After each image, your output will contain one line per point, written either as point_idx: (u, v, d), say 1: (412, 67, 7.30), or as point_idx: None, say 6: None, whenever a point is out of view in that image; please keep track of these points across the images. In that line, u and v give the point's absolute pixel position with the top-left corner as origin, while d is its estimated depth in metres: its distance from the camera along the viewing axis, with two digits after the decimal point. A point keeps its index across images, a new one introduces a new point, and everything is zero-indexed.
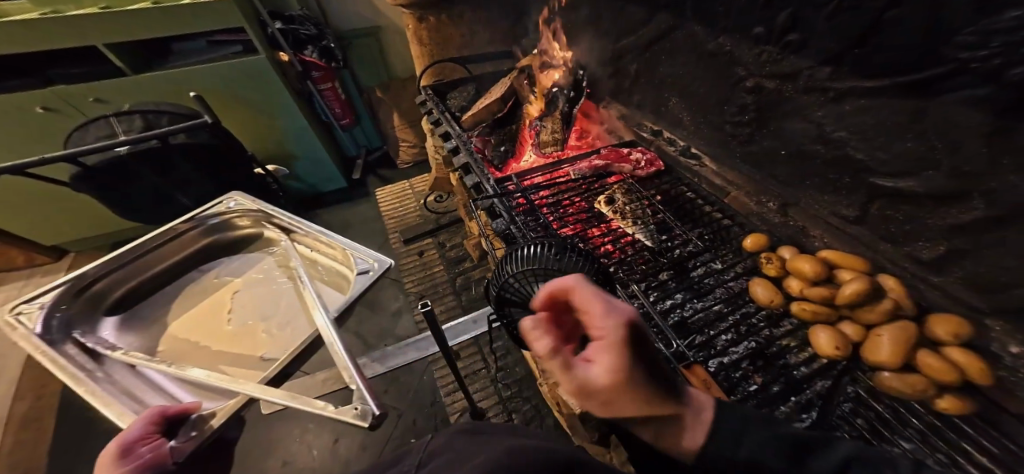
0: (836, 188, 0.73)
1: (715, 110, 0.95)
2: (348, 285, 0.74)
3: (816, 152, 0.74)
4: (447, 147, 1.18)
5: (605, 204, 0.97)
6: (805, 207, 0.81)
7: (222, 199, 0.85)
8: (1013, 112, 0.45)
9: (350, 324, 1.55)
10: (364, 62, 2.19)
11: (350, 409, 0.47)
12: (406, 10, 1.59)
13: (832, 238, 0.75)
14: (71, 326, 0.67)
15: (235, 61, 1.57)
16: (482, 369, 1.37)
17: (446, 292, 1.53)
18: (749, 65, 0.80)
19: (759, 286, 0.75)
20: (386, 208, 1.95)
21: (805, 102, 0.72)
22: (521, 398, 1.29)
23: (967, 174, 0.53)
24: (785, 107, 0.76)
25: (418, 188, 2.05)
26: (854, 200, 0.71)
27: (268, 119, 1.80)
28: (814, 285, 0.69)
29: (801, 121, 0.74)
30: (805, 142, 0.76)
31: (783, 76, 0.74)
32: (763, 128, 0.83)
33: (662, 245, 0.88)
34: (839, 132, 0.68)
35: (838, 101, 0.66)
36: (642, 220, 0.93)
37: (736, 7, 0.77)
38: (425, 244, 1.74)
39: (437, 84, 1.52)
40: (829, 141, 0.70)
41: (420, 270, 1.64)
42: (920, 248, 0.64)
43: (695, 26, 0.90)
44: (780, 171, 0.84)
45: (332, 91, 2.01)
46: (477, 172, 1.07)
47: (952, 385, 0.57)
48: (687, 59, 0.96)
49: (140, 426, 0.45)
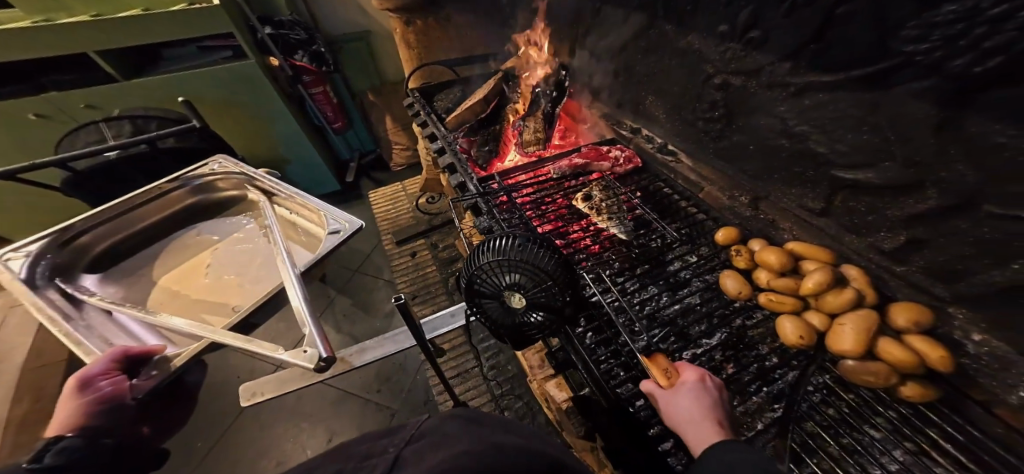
0: (802, 181, 0.75)
1: (688, 107, 0.97)
2: (317, 243, 0.96)
3: (781, 146, 0.76)
4: (432, 148, 1.19)
5: (582, 200, 0.98)
6: (776, 201, 0.82)
7: (206, 162, 1.02)
8: (958, 103, 0.48)
9: (343, 325, 1.56)
10: (355, 66, 2.21)
11: (302, 353, 0.59)
12: (393, 14, 1.62)
13: (800, 229, 0.77)
14: (57, 274, 0.81)
15: (222, 67, 1.58)
16: (473, 368, 1.38)
17: (438, 292, 1.55)
18: (716, 62, 0.83)
19: (729, 278, 0.76)
20: (378, 209, 1.97)
21: (768, 98, 0.74)
22: (513, 395, 1.30)
23: (919, 164, 0.55)
24: (752, 104, 0.78)
25: (411, 190, 2.06)
26: (819, 192, 0.73)
27: (260, 122, 1.82)
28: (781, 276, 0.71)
29: (767, 117, 0.76)
30: (771, 137, 0.78)
31: (748, 73, 0.76)
32: (732, 124, 0.86)
33: (638, 239, 0.89)
34: (801, 126, 0.70)
35: (799, 96, 0.68)
36: (617, 216, 0.93)
37: (703, 6, 0.80)
38: (417, 245, 1.76)
39: (424, 86, 1.52)
40: (793, 135, 0.72)
41: (413, 271, 1.65)
42: (882, 239, 0.66)
43: (666, 26, 0.92)
44: (750, 166, 0.86)
45: (323, 95, 2.03)
46: (461, 171, 1.08)
47: (915, 373, 0.57)
48: (660, 58, 0.99)
49: (100, 365, 0.59)
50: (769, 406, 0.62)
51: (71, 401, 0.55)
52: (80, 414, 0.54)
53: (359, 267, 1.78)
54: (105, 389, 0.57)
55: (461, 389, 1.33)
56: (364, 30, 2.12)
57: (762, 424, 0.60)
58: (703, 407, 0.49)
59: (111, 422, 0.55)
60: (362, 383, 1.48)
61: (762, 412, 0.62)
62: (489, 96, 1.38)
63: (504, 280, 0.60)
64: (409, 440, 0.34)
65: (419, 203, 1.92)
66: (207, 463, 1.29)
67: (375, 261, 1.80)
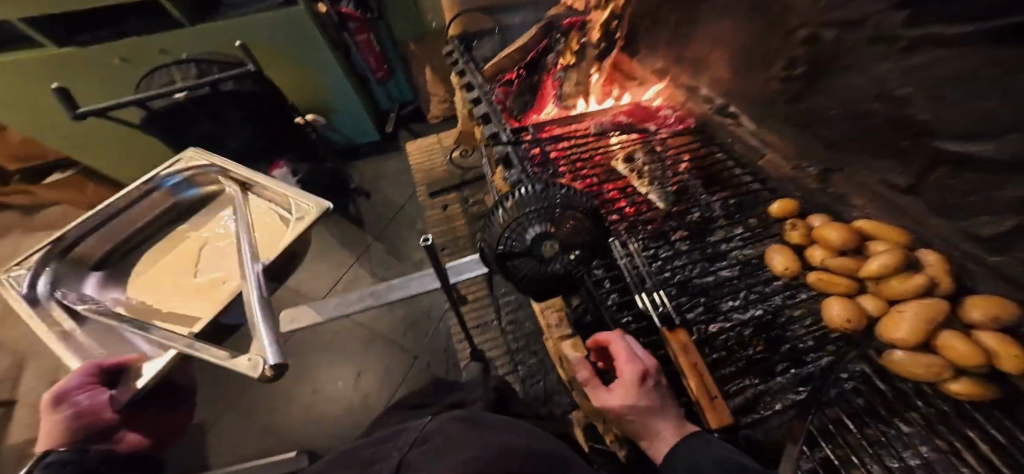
0: (895, 153, 0.65)
1: (760, 66, 0.86)
2: (281, 233, 1.06)
3: (873, 112, 0.65)
4: (467, 98, 1.15)
5: (623, 162, 0.92)
6: (851, 173, 0.75)
7: (182, 156, 1.16)
8: None
9: (377, 269, 1.66)
10: (399, 14, 2.07)
11: (246, 363, 0.65)
12: None
13: (873, 206, 0.72)
14: (59, 284, 0.95)
15: (282, 12, 1.60)
16: (493, 321, 1.42)
17: (465, 245, 1.60)
18: (804, 13, 0.70)
19: (777, 254, 0.70)
20: (413, 159, 1.99)
21: (867, 56, 0.62)
22: (528, 351, 1.34)
23: None
24: (845, 63, 0.66)
25: (446, 143, 2.06)
26: (911, 170, 0.64)
27: (313, 71, 1.86)
28: (839, 255, 0.64)
29: (859, 78, 0.65)
30: (862, 100, 0.67)
31: (844, 25, 0.63)
32: (816, 86, 0.75)
33: (674, 207, 0.84)
34: (904, 88, 0.59)
35: (908, 53, 0.56)
36: (660, 182, 0.87)
37: None
38: (448, 198, 1.78)
39: (464, 34, 1.46)
40: (893, 100, 0.61)
41: (443, 222, 1.70)
42: (984, 223, 0.56)
43: None
44: (834, 132, 0.75)
45: (366, 43, 2.03)
46: (495, 122, 1.03)
47: (974, 371, 0.50)
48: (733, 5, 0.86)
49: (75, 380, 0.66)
50: (793, 389, 0.59)
51: (49, 415, 0.61)
52: (56, 428, 0.60)
53: (393, 217, 1.84)
54: (81, 403, 0.64)
55: (480, 339, 1.39)
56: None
57: (780, 405, 0.58)
58: (654, 410, 0.51)
59: (86, 437, 0.62)
60: (389, 325, 1.56)
61: (784, 393, 0.59)
62: (530, 44, 1.31)
63: (530, 235, 0.56)
64: (412, 444, 0.33)
65: (452, 157, 1.91)
66: (257, 381, 1.47)
67: (407, 210, 1.86)
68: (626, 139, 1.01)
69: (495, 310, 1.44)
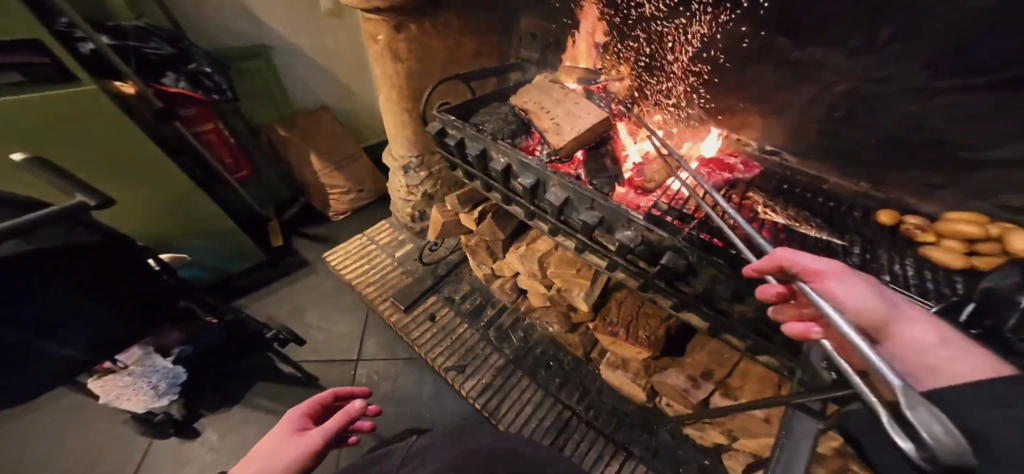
0: (919, 162, 0.82)
1: (796, 110, 0.94)
2: None
3: (902, 137, 0.81)
4: (528, 186, 0.89)
5: (771, 211, 0.82)
6: (898, 179, 0.87)
7: None
8: None
9: (381, 434, 1.20)
10: (255, 94, 1.68)
11: None
12: (377, 18, 1.13)
13: (927, 202, 0.85)
14: None
15: (71, 111, 1.04)
16: (574, 419, 1.05)
17: (486, 353, 1.22)
18: (841, 70, 0.82)
19: (936, 251, 0.70)
20: (350, 273, 1.51)
21: (898, 100, 0.78)
22: (627, 429, 1.00)
23: None
24: (885, 102, 0.80)
25: (382, 240, 1.63)
26: (940, 170, 0.80)
27: (150, 203, 1.28)
28: (977, 242, 0.70)
29: (894, 114, 0.80)
30: (892, 130, 0.82)
31: (878, 79, 0.78)
32: (850, 123, 0.87)
33: (852, 237, 0.78)
34: (933, 122, 0.76)
35: (930, 98, 0.74)
36: (796, 204, 0.86)
37: (844, 19, 0.76)
38: (431, 305, 1.36)
39: (456, 107, 1.11)
40: (922, 130, 0.78)
41: (442, 338, 1.27)
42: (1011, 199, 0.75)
43: (777, 36, 0.87)
44: (868, 156, 0.89)
45: (216, 136, 1.50)
46: (591, 201, 0.84)
47: None
48: (764, 69, 0.93)
49: (331, 423, 0.66)
50: None
51: None
52: None
53: (360, 356, 1.38)
54: None
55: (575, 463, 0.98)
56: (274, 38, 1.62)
57: None
58: None
59: None
60: None
61: None
62: (584, 105, 0.97)
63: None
64: None
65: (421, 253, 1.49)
66: None
67: (375, 336, 1.42)
68: (735, 190, 0.89)
69: (566, 405, 1.08)
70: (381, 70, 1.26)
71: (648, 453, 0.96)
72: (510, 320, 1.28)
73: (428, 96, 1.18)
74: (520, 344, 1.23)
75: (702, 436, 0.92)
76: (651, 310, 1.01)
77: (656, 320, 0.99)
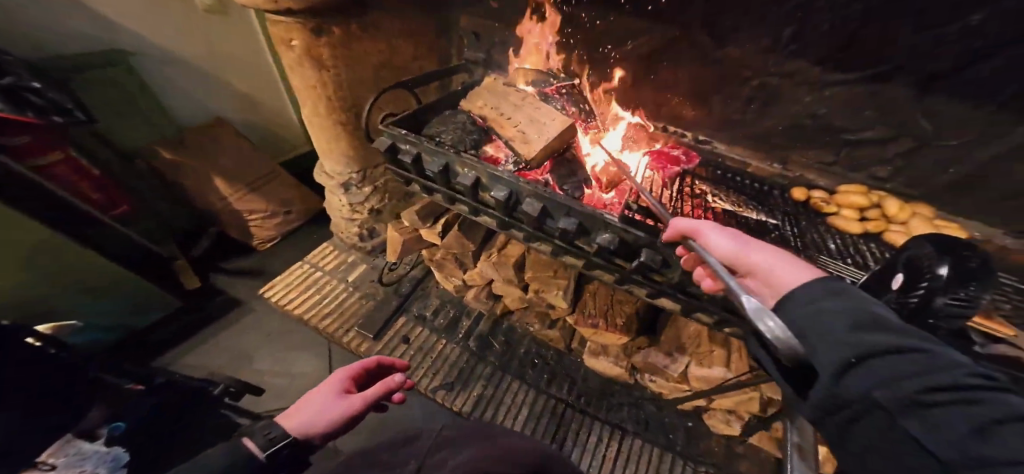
0: (815, 143, 1.01)
1: (720, 103, 1.06)
2: None
3: (802, 123, 0.99)
4: (502, 199, 0.88)
5: (719, 200, 0.94)
6: (800, 159, 1.05)
7: None
8: (999, 102, 0.75)
9: None
10: (120, 112, 1.42)
11: None
12: (290, 21, 1.00)
13: (822, 176, 1.05)
14: None
15: None
16: (568, 410, 1.12)
17: (470, 365, 1.21)
18: (756, 67, 0.95)
19: (839, 219, 0.89)
20: (298, 309, 1.35)
21: (798, 92, 0.94)
22: (616, 408, 1.11)
23: (950, 123, 0.82)
24: (789, 94, 0.96)
25: (329, 265, 1.48)
26: (829, 148, 1.00)
27: None
28: (863, 209, 0.91)
29: (796, 104, 0.96)
30: (795, 118, 0.99)
31: (783, 75, 0.93)
32: (763, 113, 1.02)
33: (778, 214, 0.93)
34: (823, 109, 0.94)
35: (821, 89, 0.92)
36: (733, 190, 0.99)
37: (756, 23, 0.88)
38: (401, 327, 1.30)
39: (404, 119, 1.04)
40: (815, 116, 0.96)
41: (421, 359, 1.23)
42: (878, 168, 0.97)
43: (702, 36, 0.97)
44: (778, 141, 1.05)
45: (66, 166, 1.19)
46: (566, 208, 0.87)
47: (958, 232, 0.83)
48: (691, 67, 1.03)
49: (372, 390, 0.74)
50: None
51: None
52: None
53: None
54: None
55: (577, 452, 1.04)
56: (140, 42, 1.38)
57: None
58: None
59: None
60: None
61: None
62: (543, 111, 0.98)
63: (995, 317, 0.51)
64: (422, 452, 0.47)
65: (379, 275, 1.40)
66: None
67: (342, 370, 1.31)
68: (687, 183, 0.99)
69: (558, 398, 1.14)
70: (300, 82, 1.13)
71: (640, 427, 1.07)
72: (488, 327, 1.29)
73: (368, 108, 1.07)
74: (502, 349, 1.25)
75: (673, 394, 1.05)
76: (624, 299, 1.10)
77: (629, 307, 1.08)
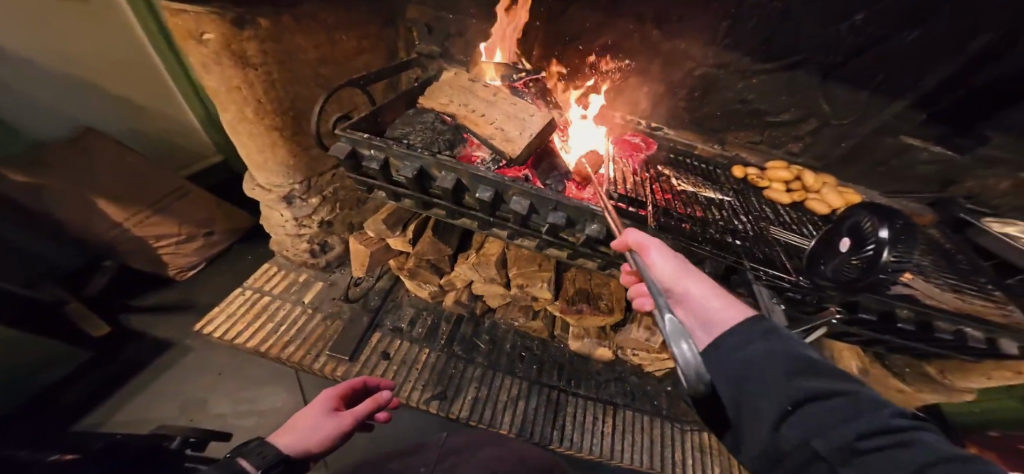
0: (746, 126, 1.16)
1: (667, 93, 1.16)
2: None
3: (735, 108, 1.12)
4: (489, 199, 0.86)
5: (681, 183, 1.04)
6: (734, 140, 1.20)
7: None
8: (879, 86, 0.94)
9: None
10: None
11: None
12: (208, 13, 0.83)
13: (752, 155, 1.20)
14: None
15: None
16: (562, 395, 1.16)
17: (458, 369, 1.19)
18: (697, 58, 1.06)
19: (773, 192, 1.07)
20: (251, 341, 1.18)
21: (732, 81, 1.07)
22: (604, 385, 1.19)
23: (846, 106, 1.01)
24: (724, 83, 1.08)
25: (280, 288, 1.31)
26: (757, 130, 1.15)
27: None
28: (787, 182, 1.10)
29: (730, 92, 1.09)
30: (729, 104, 1.12)
31: (720, 66, 1.05)
32: (704, 100, 1.14)
33: (727, 191, 1.07)
34: (752, 96, 1.08)
35: (750, 78, 1.05)
36: (687, 173, 1.11)
37: (697, 19, 0.97)
38: (377, 343, 1.22)
39: (365, 121, 0.95)
40: (745, 103, 1.10)
41: (406, 372, 1.17)
42: (795, 146, 1.15)
43: (651, 31, 1.04)
44: (716, 124, 1.19)
45: None
46: (553, 204, 0.88)
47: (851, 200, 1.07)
48: (642, 59, 1.11)
49: (364, 404, 0.72)
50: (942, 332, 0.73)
51: None
52: None
53: None
54: None
55: (576, 432, 1.09)
56: None
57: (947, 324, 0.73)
58: None
59: None
60: None
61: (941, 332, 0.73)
62: (515, 107, 0.97)
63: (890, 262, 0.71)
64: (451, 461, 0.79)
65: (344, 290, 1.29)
66: None
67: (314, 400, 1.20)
68: (652, 170, 1.09)
69: (551, 386, 1.18)
70: (223, 81, 0.95)
71: (627, 398, 1.16)
72: (470, 329, 1.27)
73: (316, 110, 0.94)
74: (488, 348, 1.24)
75: (651, 364, 1.16)
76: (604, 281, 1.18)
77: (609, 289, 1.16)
